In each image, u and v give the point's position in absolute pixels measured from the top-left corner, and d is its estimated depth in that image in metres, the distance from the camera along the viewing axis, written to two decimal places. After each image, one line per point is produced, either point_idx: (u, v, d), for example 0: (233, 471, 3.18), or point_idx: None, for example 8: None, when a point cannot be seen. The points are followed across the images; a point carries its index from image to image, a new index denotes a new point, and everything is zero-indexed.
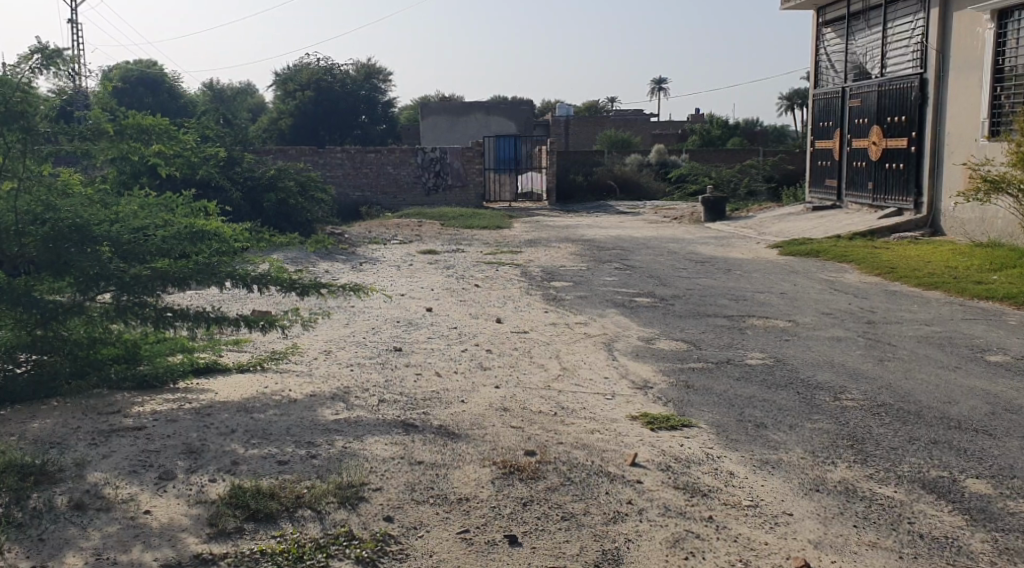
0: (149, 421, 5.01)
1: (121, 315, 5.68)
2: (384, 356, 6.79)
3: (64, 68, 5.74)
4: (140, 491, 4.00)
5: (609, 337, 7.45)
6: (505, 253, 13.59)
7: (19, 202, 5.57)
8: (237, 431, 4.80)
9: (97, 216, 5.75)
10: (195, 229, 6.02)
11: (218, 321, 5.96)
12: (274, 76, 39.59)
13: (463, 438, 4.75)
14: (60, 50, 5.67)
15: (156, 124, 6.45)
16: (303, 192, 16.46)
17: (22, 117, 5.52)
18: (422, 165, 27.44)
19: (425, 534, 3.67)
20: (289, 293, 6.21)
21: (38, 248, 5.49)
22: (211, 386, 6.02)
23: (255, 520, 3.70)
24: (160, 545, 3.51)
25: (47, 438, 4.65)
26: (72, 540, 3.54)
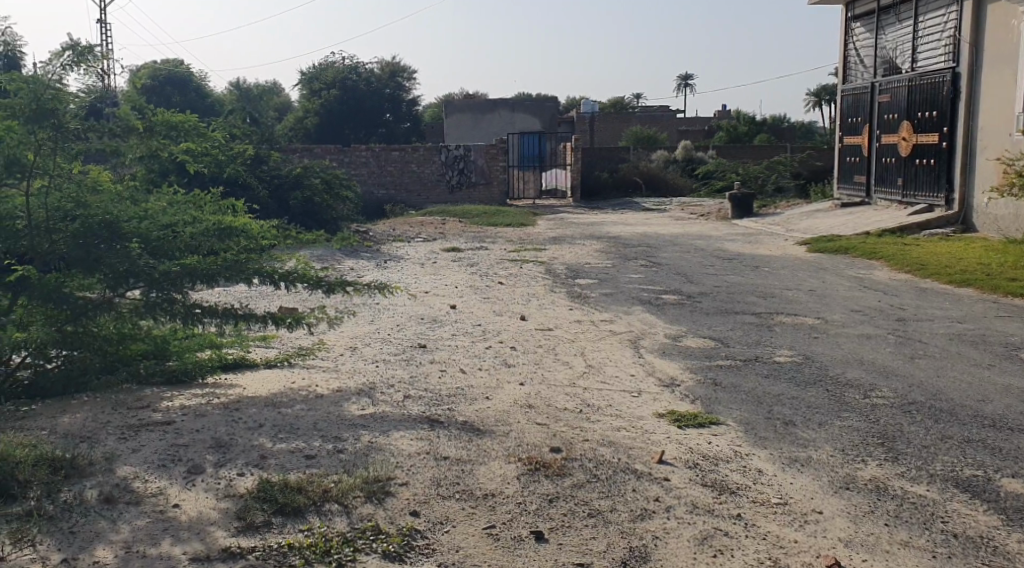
0: (178, 415, 5.05)
1: (150, 311, 5.81)
2: (408, 353, 6.79)
3: (94, 66, 5.78)
4: (169, 484, 4.03)
5: (635, 335, 7.41)
6: (528, 251, 13.54)
7: (50, 198, 5.66)
8: (265, 426, 4.83)
9: (127, 212, 5.81)
10: (223, 226, 6.14)
11: (245, 319, 6.06)
12: (301, 76, 39.85)
13: (489, 434, 4.75)
14: (90, 48, 5.70)
15: (185, 121, 6.53)
16: (329, 190, 16.53)
17: (52, 114, 5.58)
18: (446, 163, 27.50)
19: (451, 529, 3.67)
20: (316, 289, 6.23)
21: (69, 244, 5.62)
22: (238, 382, 6.07)
23: (283, 514, 3.72)
24: (190, 538, 3.53)
25: (78, 433, 4.70)
26: (102, 533, 3.57)
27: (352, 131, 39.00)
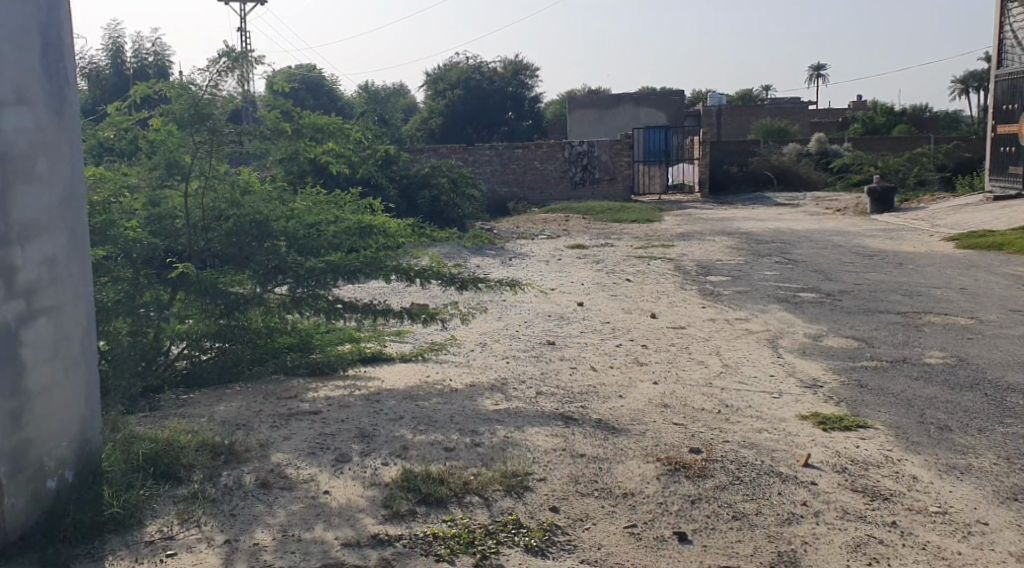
0: (323, 405, 5.27)
1: (298, 306, 6.06)
2: (538, 349, 6.84)
3: (248, 70, 6.04)
4: (319, 472, 4.20)
5: (772, 334, 7.20)
6: (655, 247, 13.38)
7: (206, 199, 6.02)
8: (405, 417, 4.97)
9: (277, 212, 6.13)
10: (362, 224, 6.37)
11: (384, 314, 6.22)
12: (427, 77, 40.75)
13: (625, 432, 4.72)
14: (246, 54, 5.96)
15: (330, 123, 6.71)
16: (456, 188, 16.82)
17: (207, 118, 5.88)
18: (570, 159, 27.51)
19: (592, 526, 3.66)
20: (451, 285, 6.35)
21: (224, 242, 5.99)
22: (377, 375, 6.27)
23: (427, 504, 3.81)
24: (340, 524, 3.66)
25: (234, 420, 4.97)
26: (260, 516, 3.76)
27: (476, 129, 39.55)
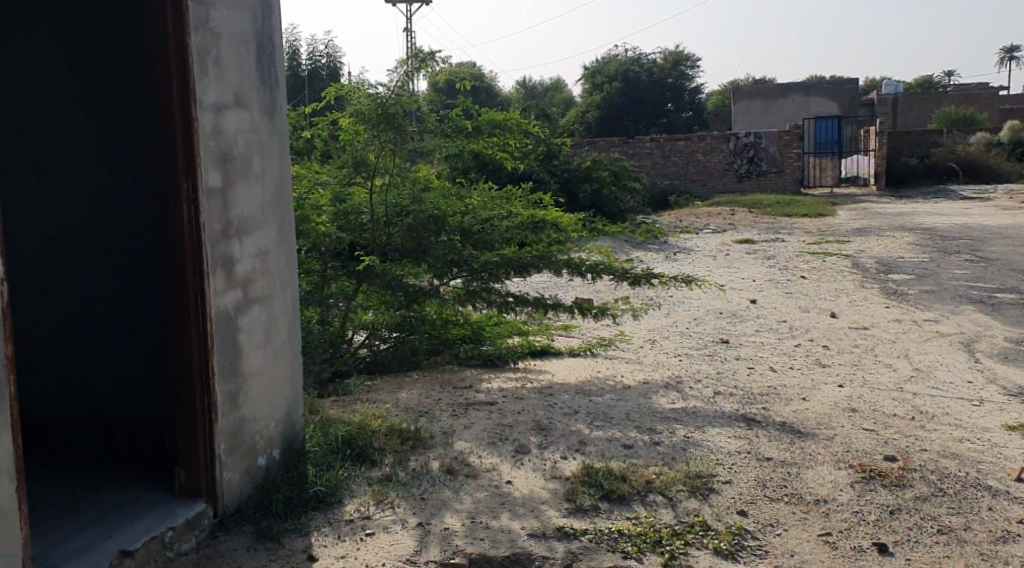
0: (499, 396, 5.38)
1: (470, 299, 6.25)
2: (710, 348, 6.71)
3: (433, 70, 6.21)
4: (501, 462, 4.29)
5: (967, 338, 6.74)
6: (830, 243, 12.83)
7: (389, 195, 6.27)
8: (581, 412, 5.00)
9: (453, 207, 6.33)
10: (535, 220, 6.42)
11: (554, 308, 6.29)
12: (585, 71, 40.77)
13: (811, 436, 4.56)
14: (431, 54, 6.11)
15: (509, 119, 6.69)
16: (618, 181, 16.75)
17: (392, 119, 6.10)
18: (734, 151, 26.78)
19: (783, 532, 3.56)
20: (625, 281, 6.31)
21: (404, 236, 6.21)
22: (548, 368, 6.34)
23: (610, 500, 3.81)
24: (526, 514, 3.72)
25: (416, 407, 5.16)
26: (448, 502, 3.88)
27: (634, 122, 39.21)
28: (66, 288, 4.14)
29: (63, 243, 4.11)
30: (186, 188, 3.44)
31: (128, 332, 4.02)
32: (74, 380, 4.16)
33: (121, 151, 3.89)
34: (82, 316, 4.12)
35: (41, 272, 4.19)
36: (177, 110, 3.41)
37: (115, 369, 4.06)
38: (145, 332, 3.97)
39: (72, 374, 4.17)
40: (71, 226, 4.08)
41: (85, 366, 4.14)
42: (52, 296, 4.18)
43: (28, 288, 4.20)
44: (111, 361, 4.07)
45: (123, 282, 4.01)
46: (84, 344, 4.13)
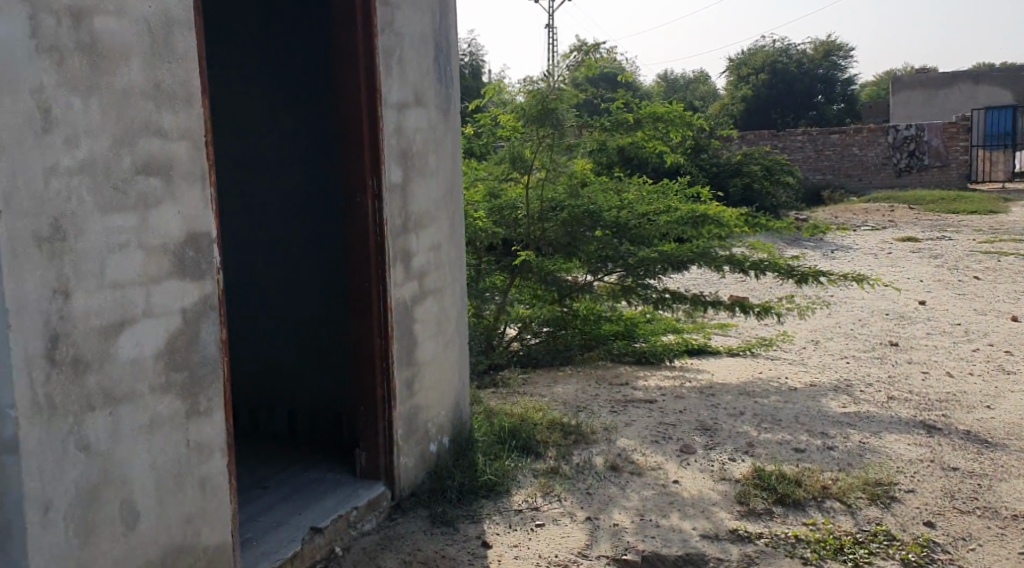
0: (658, 395, 5.32)
1: (624, 295, 6.25)
2: (879, 350, 6.40)
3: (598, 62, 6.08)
4: (666, 460, 4.25)
5: None
6: (1005, 241, 11.99)
7: (544, 191, 6.35)
8: (746, 413, 4.88)
9: (609, 203, 6.32)
10: (696, 214, 6.28)
11: (711, 306, 6.15)
12: (730, 63, 39.76)
13: (1000, 447, 4.28)
14: (596, 45, 5.99)
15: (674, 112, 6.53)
16: (769, 176, 16.24)
17: (551, 114, 6.09)
18: (892, 144, 25.45)
19: (977, 548, 3.37)
20: (789, 278, 6.13)
21: (558, 231, 6.26)
22: (705, 367, 6.23)
23: (784, 504, 3.69)
24: (696, 515, 3.66)
25: (575, 402, 5.18)
26: (615, 499, 3.87)
27: (781, 114, 37.91)
28: (261, 275, 4.42)
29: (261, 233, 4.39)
30: (370, 184, 3.58)
31: (311, 321, 4.28)
32: (267, 360, 4.43)
33: (317, 150, 4.14)
34: (273, 301, 4.38)
35: (237, 260, 4.50)
36: (364, 110, 3.54)
37: (301, 354, 4.31)
38: (328, 322, 4.23)
39: (265, 354, 4.43)
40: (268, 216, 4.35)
41: (266, 349, 4.42)
42: (249, 282, 4.47)
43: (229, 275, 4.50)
44: (294, 346, 4.33)
45: (309, 273, 4.27)
46: (268, 329, 4.42)
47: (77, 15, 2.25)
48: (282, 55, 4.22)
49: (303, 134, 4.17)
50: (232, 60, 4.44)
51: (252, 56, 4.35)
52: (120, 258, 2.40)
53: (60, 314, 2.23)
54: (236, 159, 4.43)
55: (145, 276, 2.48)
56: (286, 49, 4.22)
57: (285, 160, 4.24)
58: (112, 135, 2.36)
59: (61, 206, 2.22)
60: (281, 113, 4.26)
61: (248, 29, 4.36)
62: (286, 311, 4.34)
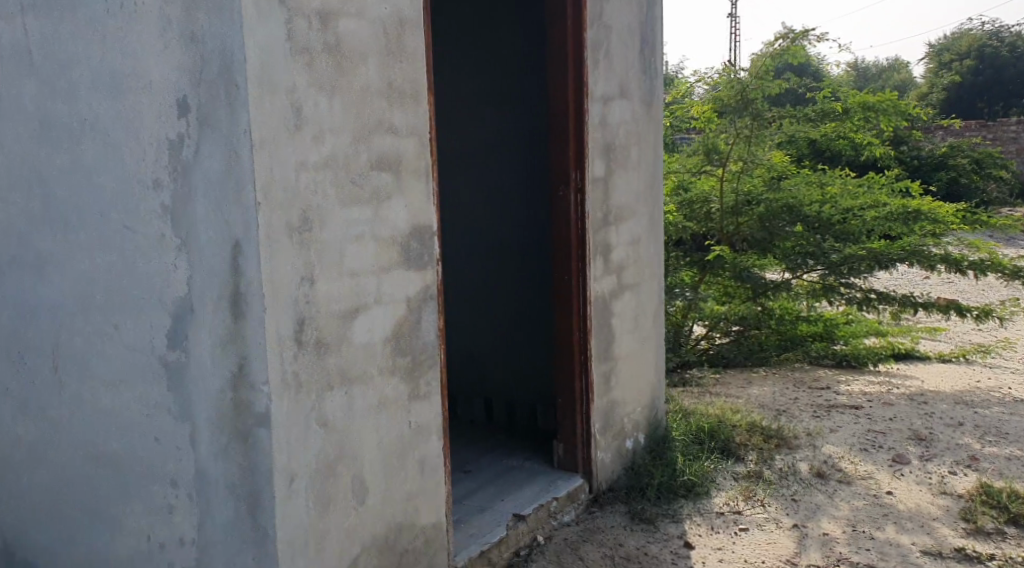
0: (864, 400, 5.05)
1: (823, 295, 6.06)
2: None
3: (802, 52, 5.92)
4: (877, 470, 4.02)
5: None
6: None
7: (742, 183, 6.24)
8: (966, 424, 4.53)
9: (810, 197, 6.18)
10: (909, 210, 6.07)
11: (923, 307, 5.81)
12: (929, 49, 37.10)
13: None
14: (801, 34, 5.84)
15: (884, 100, 6.66)
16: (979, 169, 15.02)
17: (750, 104, 6.15)
18: None
19: None
20: (1012, 279, 5.68)
21: (755, 225, 6.17)
22: (915, 373, 5.84)
23: (1016, 525, 3.40)
24: (915, 529, 3.43)
25: (773, 405, 5.00)
26: (824, 507, 3.69)
27: None
28: (478, 274, 4.68)
29: (480, 233, 4.65)
30: (573, 177, 3.59)
31: (522, 314, 4.54)
32: (482, 352, 4.70)
33: (534, 154, 4.37)
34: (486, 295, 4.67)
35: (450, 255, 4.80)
36: (570, 104, 3.56)
37: (511, 347, 4.59)
38: (539, 316, 4.48)
39: (479, 347, 4.71)
40: (488, 219, 4.60)
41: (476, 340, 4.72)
42: (464, 276, 4.75)
43: (449, 271, 4.80)
44: (505, 338, 4.61)
45: (521, 271, 4.53)
46: (479, 321, 4.71)
47: (325, 20, 2.42)
48: (499, 62, 4.44)
49: (520, 138, 4.41)
50: (448, 65, 4.69)
51: (468, 63, 4.58)
52: (356, 248, 2.57)
53: (308, 299, 2.43)
54: (451, 160, 4.70)
55: (376, 266, 2.64)
56: (503, 56, 4.43)
57: (502, 163, 4.50)
58: (351, 132, 2.53)
59: (308, 199, 2.41)
60: (501, 119, 4.47)
61: (464, 36, 4.59)
62: (498, 305, 4.62)
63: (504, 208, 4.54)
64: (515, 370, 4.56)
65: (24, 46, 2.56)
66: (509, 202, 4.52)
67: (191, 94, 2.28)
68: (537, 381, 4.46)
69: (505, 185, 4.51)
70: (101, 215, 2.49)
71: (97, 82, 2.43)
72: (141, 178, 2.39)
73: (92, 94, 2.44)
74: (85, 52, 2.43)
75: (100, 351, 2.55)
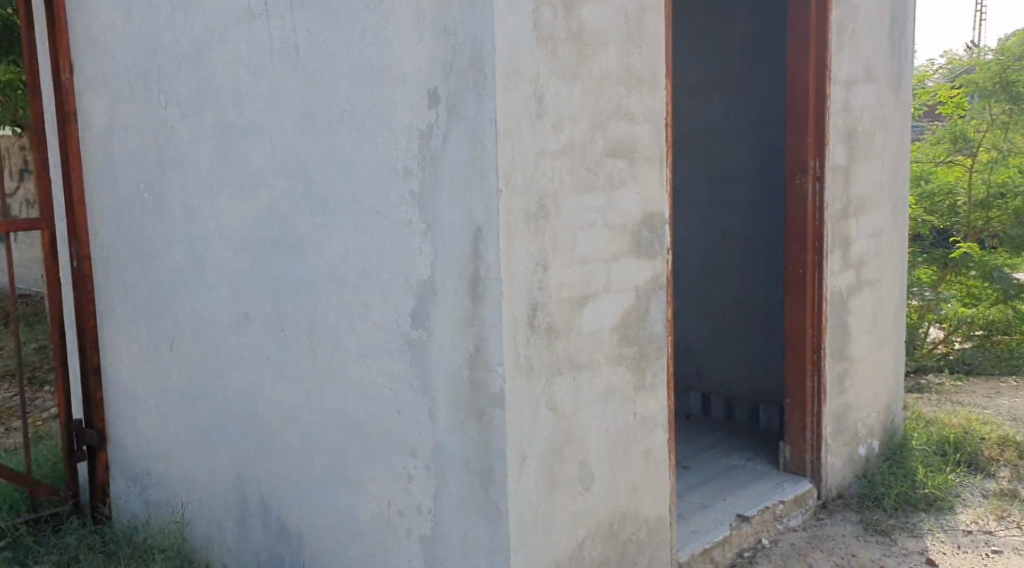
0: None
1: None
2: None
3: None
4: None
5: None
6: None
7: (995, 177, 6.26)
8: None
9: None
10: None
11: None
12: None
13: None
14: None
15: None
16: None
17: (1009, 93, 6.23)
18: None
19: None
20: None
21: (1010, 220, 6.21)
22: None
23: None
24: None
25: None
26: None
27: None
28: (711, 271, 4.78)
29: (717, 231, 4.74)
30: (812, 166, 3.41)
31: (756, 313, 4.61)
32: (712, 348, 4.80)
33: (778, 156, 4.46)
34: (718, 292, 4.76)
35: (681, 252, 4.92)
36: (812, 90, 3.37)
37: (743, 344, 4.66)
38: (774, 316, 4.53)
39: (709, 343, 4.81)
40: (725, 219, 4.71)
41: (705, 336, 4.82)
42: (695, 273, 4.85)
43: (676, 258, 4.95)
44: (737, 336, 4.69)
45: (757, 270, 4.59)
46: (710, 317, 4.80)
47: (569, 8, 2.44)
48: (744, 66, 4.55)
49: (764, 141, 4.50)
50: (687, 67, 4.81)
51: (710, 66, 4.70)
52: (589, 236, 2.58)
53: (541, 285, 2.45)
54: (688, 160, 4.82)
55: (608, 254, 2.64)
56: (748, 59, 4.53)
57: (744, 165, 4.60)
58: (589, 120, 2.54)
59: (545, 187, 2.44)
60: (744, 122, 4.58)
61: (705, 38, 4.70)
62: (731, 303, 4.71)
63: (742, 208, 4.63)
64: (748, 363, 4.64)
65: (292, 44, 2.78)
66: (748, 202, 4.61)
67: (442, 86, 2.37)
68: (773, 374, 4.53)
69: (745, 186, 4.61)
70: (355, 200, 2.66)
71: (356, 75, 2.60)
72: (392, 165, 2.53)
73: (351, 87, 2.62)
74: (345, 47, 2.61)
75: (350, 327, 2.74)
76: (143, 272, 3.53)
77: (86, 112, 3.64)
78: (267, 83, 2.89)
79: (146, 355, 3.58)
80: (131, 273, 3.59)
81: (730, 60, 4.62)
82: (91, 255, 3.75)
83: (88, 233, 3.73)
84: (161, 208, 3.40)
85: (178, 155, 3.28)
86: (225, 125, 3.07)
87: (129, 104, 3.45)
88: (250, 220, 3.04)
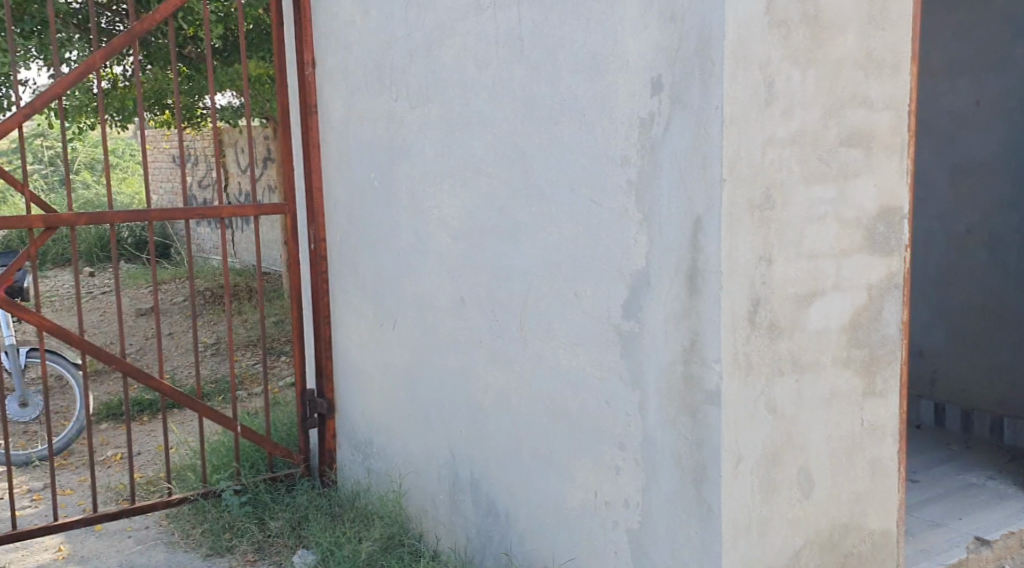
0: None
1: None
2: None
3: None
4: None
5: None
6: None
7: None
8: None
9: None
10: None
11: None
12: None
13: None
14: None
15: None
16: None
17: None
18: None
19: None
20: None
21: None
22: None
23: None
24: None
25: None
26: None
27: None
28: (951, 271, 4.43)
29: (958, 229, 4.38)
30: None
31: (1000, 318, 4.21)
32: (948, 354, 4.46)
33: None
34: (958, 295, 4.40)
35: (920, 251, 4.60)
36: None
37: (984, 351, 4.29)
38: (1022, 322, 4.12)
39: (945, 349, 4.47)
40: (968, 215, 4.33)
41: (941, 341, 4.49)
42: (934, 274, 4.52)
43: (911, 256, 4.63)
44: (978, 342, 4.32)
45: (1004, 272, 4.19)
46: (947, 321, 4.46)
47: None
48: (998, 47, 4.12)
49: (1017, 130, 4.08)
50: (931, 50, 4.46)
51: (957, 48, 4.32)
52: (818, 229, 2.41)
53: (764, 279, 2.32)
54: (931, 152, 4.50)
55: (838, 249, 2.47)
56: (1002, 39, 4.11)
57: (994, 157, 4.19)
58: (823, 107, 2.38)
59: (773, 176, 2.30)
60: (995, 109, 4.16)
61: (954, 19, 4.34)
62: (972, 307, 4.34)
63: (989, 204, 4.23)
64: (989, 372, 4.26)
65: (517, 35, 2.82)
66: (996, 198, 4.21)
67: (666, 74, 2.31)
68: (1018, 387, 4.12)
69: (993, 180, 4.21)
70: (572, 189, 2.67)
71: (579, 65, 2.59)
72: (611, 154, 2.51)
73: (573, 76, 2.62)
74: (570, 37, 2.61)
75: (564, 315, 2.76)
76: (370, 255, 3.75)
77: (326, 105, 3.91)
78: (491, 74, 2.95)
79: (371, 333, 3.80)
80: (361, 256, 3.81)
81: (980, 33, 4.19)
82: (326, 239, 4.04)
83: (325, 217, 4.02)
84: (388, 195, 3.59)
85: (406, 146, 3.44)
86: (450, 116, 3.18)
87: (363, 97, 3.66)
88: (470, 208, 3.13)
